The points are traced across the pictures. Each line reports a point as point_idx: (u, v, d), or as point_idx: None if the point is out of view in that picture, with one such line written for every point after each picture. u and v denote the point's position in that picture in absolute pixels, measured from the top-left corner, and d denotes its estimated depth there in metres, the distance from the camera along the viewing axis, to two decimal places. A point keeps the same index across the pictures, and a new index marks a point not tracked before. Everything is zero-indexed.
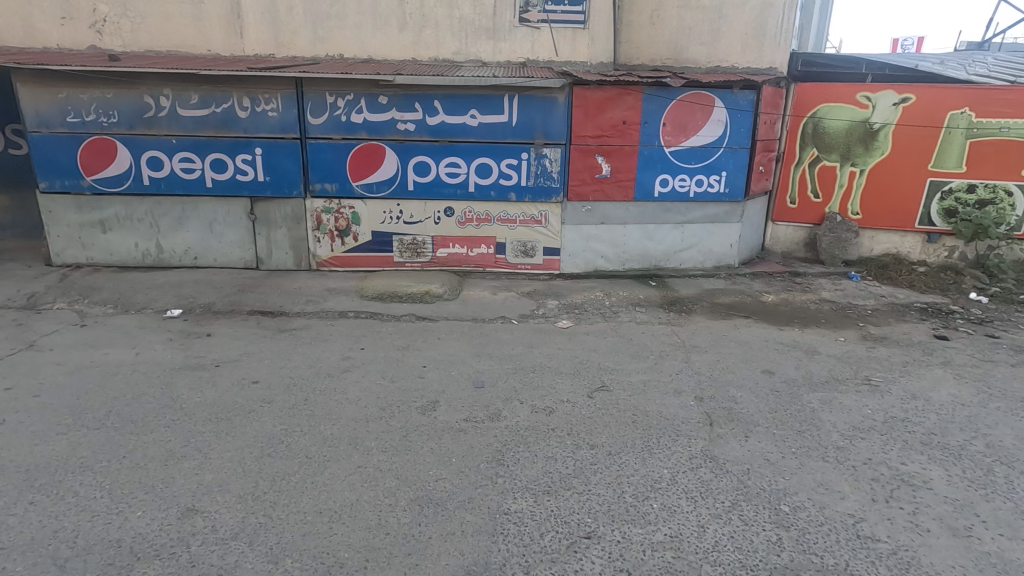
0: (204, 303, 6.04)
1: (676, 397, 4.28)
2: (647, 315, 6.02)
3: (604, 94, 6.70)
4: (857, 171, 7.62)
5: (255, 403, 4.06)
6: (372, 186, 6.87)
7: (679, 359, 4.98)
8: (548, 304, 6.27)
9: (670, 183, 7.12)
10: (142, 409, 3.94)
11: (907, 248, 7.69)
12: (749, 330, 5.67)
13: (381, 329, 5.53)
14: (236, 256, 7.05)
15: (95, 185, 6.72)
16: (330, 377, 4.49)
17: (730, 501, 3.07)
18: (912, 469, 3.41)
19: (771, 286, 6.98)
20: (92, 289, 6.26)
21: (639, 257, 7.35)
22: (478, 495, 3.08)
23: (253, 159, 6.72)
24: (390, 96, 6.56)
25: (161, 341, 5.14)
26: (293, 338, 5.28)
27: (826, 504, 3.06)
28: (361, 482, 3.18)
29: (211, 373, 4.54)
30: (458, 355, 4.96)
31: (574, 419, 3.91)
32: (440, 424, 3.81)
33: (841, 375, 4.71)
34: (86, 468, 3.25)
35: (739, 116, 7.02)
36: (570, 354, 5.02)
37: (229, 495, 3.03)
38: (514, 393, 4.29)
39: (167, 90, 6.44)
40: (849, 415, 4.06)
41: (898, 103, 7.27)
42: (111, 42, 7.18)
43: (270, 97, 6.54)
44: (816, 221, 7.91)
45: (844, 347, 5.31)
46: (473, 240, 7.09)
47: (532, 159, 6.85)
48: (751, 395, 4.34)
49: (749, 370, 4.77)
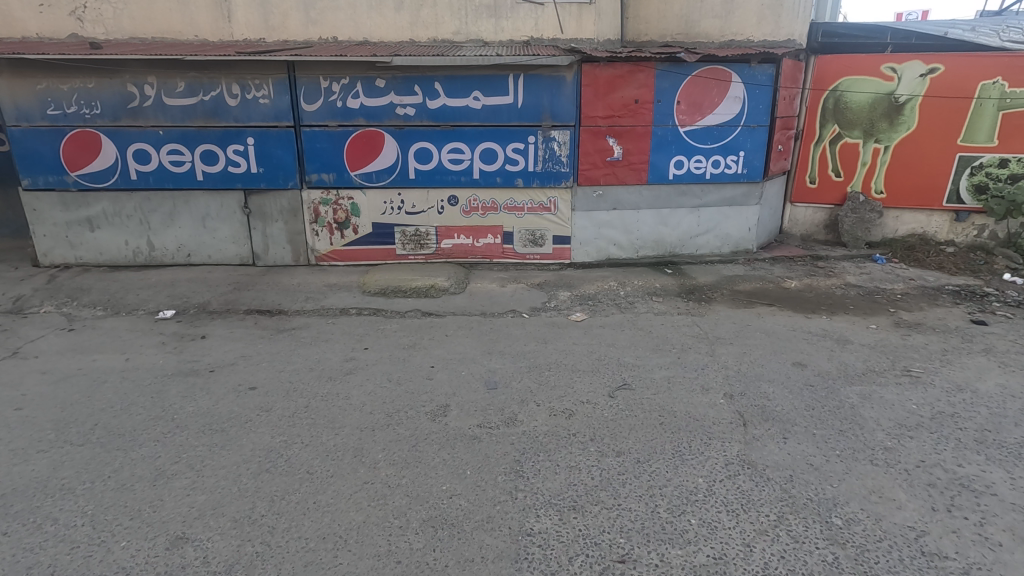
0: (198, 303, 5.74)
1: (703, 394, 3.98)
2: (666, 305, 5.70)
3: (614, 72, 6.32)
4: (881, 148, 7.24)
5: (253, 413, 3.77)
6: (372, 175, 6.53)
7: (703, 352, 4.67)
8: (559, 296, 5.95)
9: (686, 164, 6.76)
10: (130, 421, 3.65)
11: (934, 228, 7.33)
12: (774, 319, 5.36)
13: (386, 326, 5.24)
14: (231, 252, 6.73)
15: (80, 180, 6.39)
16: (331, 382, 4.20)
17: (777, 515, 2.78)
18: (971, 472, 3.11)
19: (793, 271, 6.64)
20: (80, 291, 5.96)
21: (652, 244, 7.02)
22: (497, 514, 2.79)
23: (245, 149, 6.38)
24: (388, 79, 6.19)
25: (152, 345, 4.86)
26: (292, 338, 4.99)
27: (883, 516, 2.77)
28: (368, 501, 2.90)
29: (206, 379, 4.25)
30: (467, 353, 4.67)
31: (596, 422, 3.62)
32: (451, 431, 3.52)
33: (879, 367, 4.40)
34: (67, 492, 2.97)
35: (758, 92, 6.64)
36: (586, 349, 4.73)
37: (223, 520, 2.75)
38: (529, 394, 3.99)
39: (151, 78, 6.08)
40: (892, 411, 3.76)
41: (925, 74, 6.86)
42: (93, 30, 6.83)
43: (261, 83, 6.18)
44: (837, 202, 7.55)
45: (877, 335, 4.99)
46: (479, 230, 6.77)
47: (539, 142, 6.49)
48: (784, 391, 4.03)
49: (779, 363, 4.47)
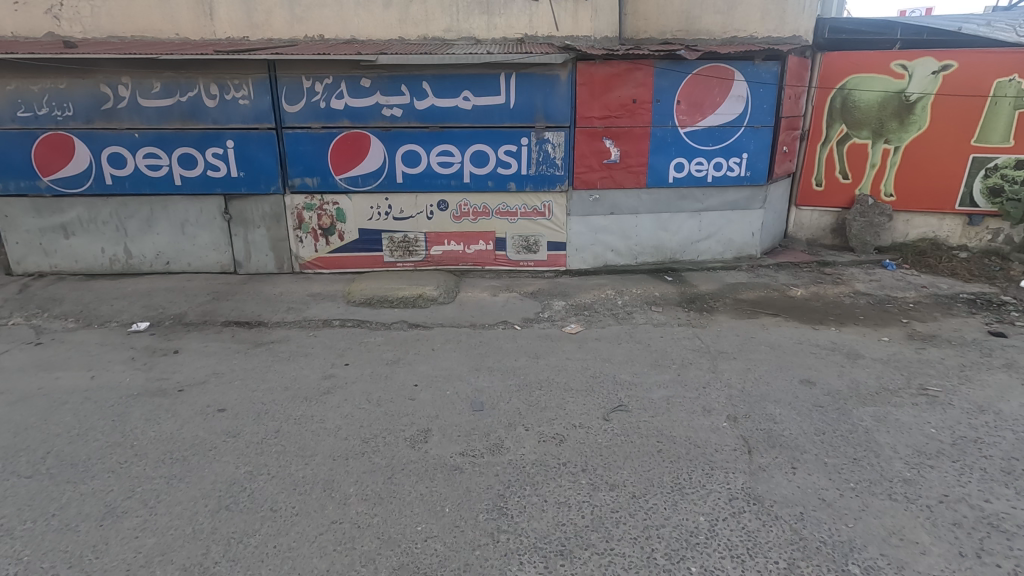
0: (174, 314, 5.48)
1: (704, 417, 3.70)
2: (666, 315, 5.42)
3: (610, 70, 6.04)
4: (890, 149, 6.95)
5: (218, 439, 3.50)
6: (358, 179, 6.26)
7: (705, 369, 4.38)
8: (554, 306, 5.67)
9: (686, 167, 6.47)
10: (86, 449, 3.38)
11: (945, 232, 7.04)
12: (780, 331, 5.07)
13: (369, 339, 4.96)
14: (212, 260, 6.47)
15: (53, 185, 6.12)
16: (306, 403, 3.91)
17: (786, 561, 2.50)
18: (1000, 509, 2.82)
19: (798, 278, 6.35)
20: (52, 301, 5.69)
21: (652, 250, 6.73)
22: (475, 561, 2.52)
23: (225, 153, 6.11)
24: (374, 78, 5.91)
25: (121, 361, 4.58)
26: (270, 353, 4.71)
27: (905, 563, 2.49)
28: (334, 544, 2.62)
29: (173, 400, 3.98)
30: (454, 370, 4.39)
31: (589, 450, 3.34)
32: (431, 461, 3.24)
33: (893, 385, 4.10)
34: (4, 534, 2.69)
35: (761, 90, 6.34)
36: (581, 365, 4.44)
37: (171, 569, 2.48)
38: (518, 417, 3.71)
39: (126, 78, 5.81)
40: (910, 436, 3.47)
41: (937, 71, 6.55)
42: (70, 28, 6.57)
43: (241, 83, 5.91)
44: (845, 205, 7.26)
45: (889, 349, 4.70)
46: (470, 236, 6.49)
47: (533, 144, 6.21)
48: (792, 413, 3.75)
49: (785, 381, 4.18)
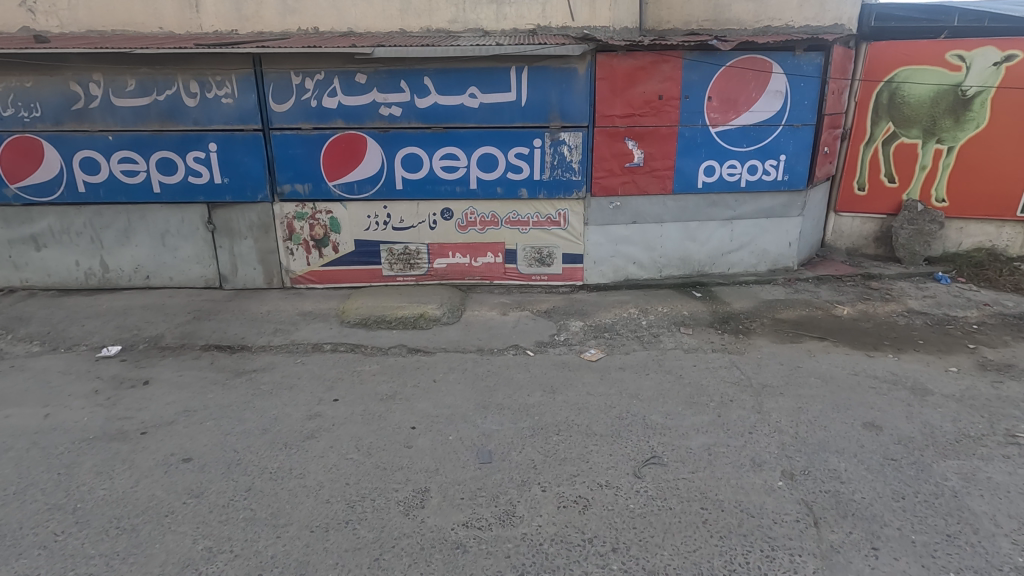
0: (150, 336, 4.95)
1: (755, 474, 3.10)
2: (697, 339, 4.81)
3: (634, 63, 5.43)
4: (943, 149, 6.29)
5: (178, 499, 2.95)
6: (353, 185, 5.70)
7: (749, 408, 3.77)
8: (570, 327, 5.07)
9: (716, 170, 5.85)
10: (18, 515, 2.83)
11: (1003, 241, 6.40)
12: (829, 359, 4.45)
13: (364, 368, 4.40)
14: (196, 274, 5.94)
15: (23, 193, 5.63)
16: (286, 451, 3.36)
17: None
18: None
19: (842, 294, 5.71)
20: (17, 321, 5.19)
21: (677, 262, 6.13)
22: None
23: (208, 157, 5.57)
24: (370, 74, 5.35)
25: (82, 395, 4.04)
26: (250, 385, 4.16)
27: None
28: None
29: (133, 446, 3.44)
30: (458, 409, 3.80)
31: (619, 520, 2.75)
32: (429, 535, 2.67)
33: (975, 431, 3.47)
34: None
35: (801, 84, 5.70)
36: (604, 403, 3.85)
37: None
38: (532, 472, 3.13)
39: (98, 75, 5.29)
40: (1010, 503, 2.85)
41: (999, 62, 5.89)
42: (45, 22, 6.06)
43: (223, 80, 5.37)
44: (889, 211, 6.62)
45: (960, 382, 4.07)
46: (477, 247, 5.91)
47: (547, 146, 5.61)
48: (860, 469, 3.13)
49: (846, 425, 3.56)
